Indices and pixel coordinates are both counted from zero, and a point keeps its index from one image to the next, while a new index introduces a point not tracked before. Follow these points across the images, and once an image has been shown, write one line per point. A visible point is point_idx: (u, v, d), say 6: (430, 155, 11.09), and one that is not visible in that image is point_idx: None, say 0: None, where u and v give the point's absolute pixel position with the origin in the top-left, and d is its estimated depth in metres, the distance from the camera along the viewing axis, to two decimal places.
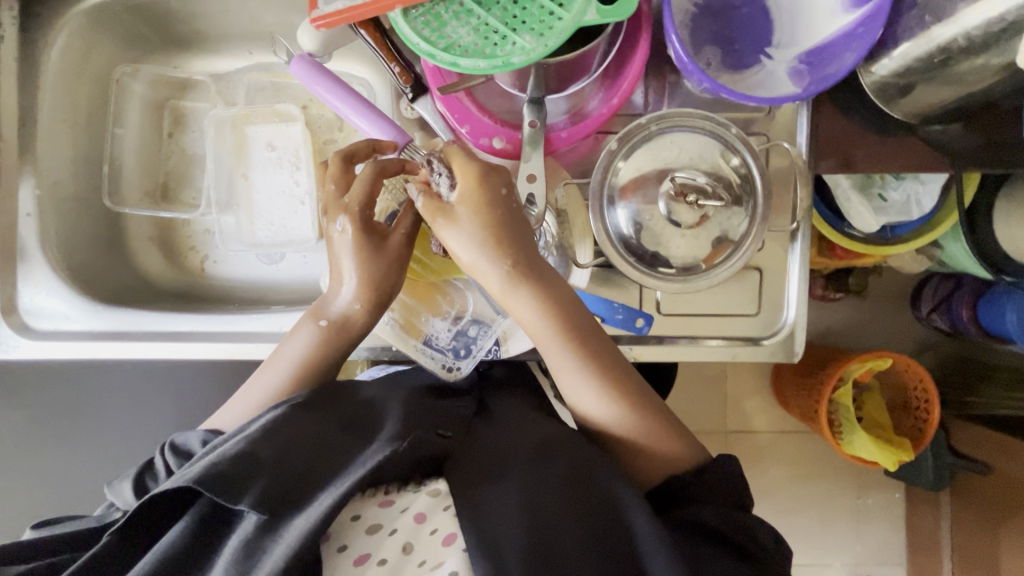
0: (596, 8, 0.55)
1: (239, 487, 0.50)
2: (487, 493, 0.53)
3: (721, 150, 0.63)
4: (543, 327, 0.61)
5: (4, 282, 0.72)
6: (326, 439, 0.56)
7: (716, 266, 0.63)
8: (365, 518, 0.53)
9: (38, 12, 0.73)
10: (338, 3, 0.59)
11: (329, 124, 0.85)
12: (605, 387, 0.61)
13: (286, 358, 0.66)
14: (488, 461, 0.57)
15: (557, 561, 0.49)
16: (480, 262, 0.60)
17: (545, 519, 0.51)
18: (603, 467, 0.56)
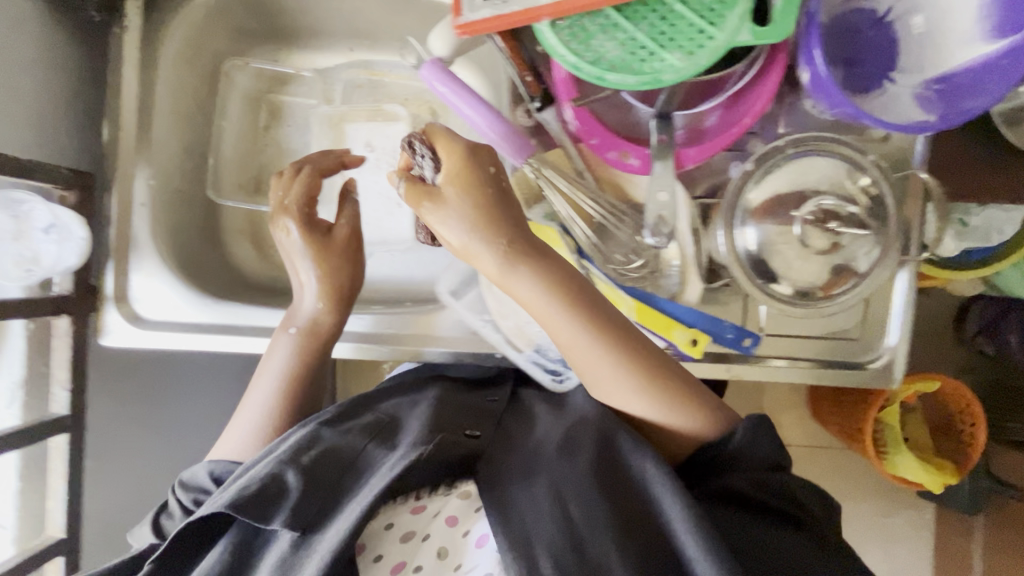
0: (751, 29, 0.55)
1: (272, 505, 0.53)
2: (512, 490, 0.53)
3: (850, 173, 0.62)
4: (545, 314, 0.59)
5: (116, 271, 0.72)
6: (349, 449, 0.59)
7: (833, 296, 0.63)
8: (398, 525, 0.56)
9: (162, 3, 0.73)
10: (483, 10, 0.58)
11: (424, 125, 0.85)
12: (626, 373, 0.59)
13: (272, 371, 0.71)
14: (512, 459, 0.57)
15: (589, 555, 0.49)
16: (475, 246, 0.58)
17: (574, 509, 0.52)
18: (626, 450, 0.56)
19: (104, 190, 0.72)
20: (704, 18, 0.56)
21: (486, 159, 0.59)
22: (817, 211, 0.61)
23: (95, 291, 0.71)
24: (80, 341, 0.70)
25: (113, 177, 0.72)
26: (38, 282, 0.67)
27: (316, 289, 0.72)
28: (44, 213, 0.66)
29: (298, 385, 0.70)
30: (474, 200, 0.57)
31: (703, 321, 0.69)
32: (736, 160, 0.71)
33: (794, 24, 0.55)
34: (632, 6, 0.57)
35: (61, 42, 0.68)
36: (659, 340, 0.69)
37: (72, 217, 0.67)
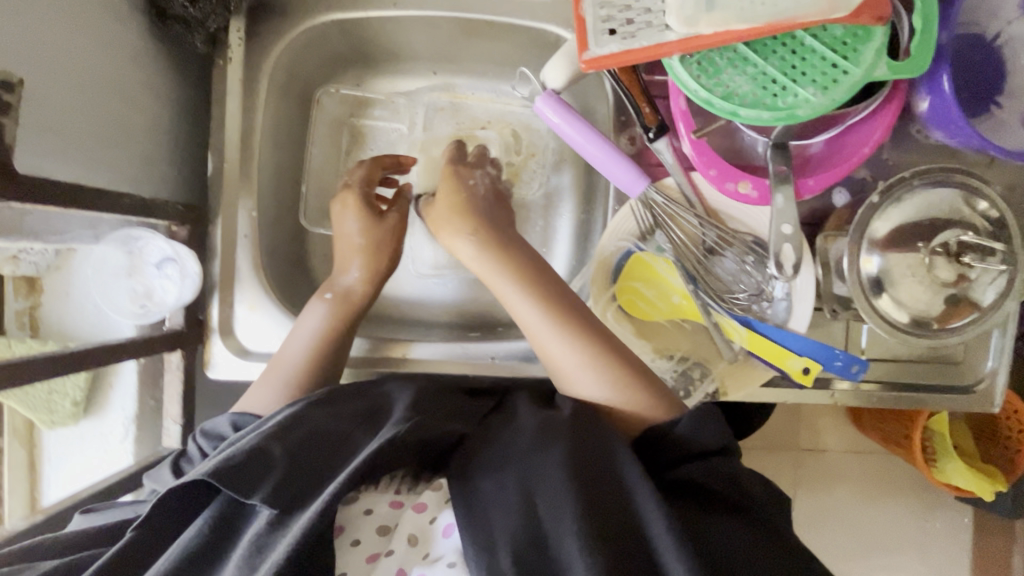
0: (888, 63, 0.55)
1: (255, 481, 0.52)
2: (483, 484, 0.54)
3: (966, 197, 0.62)
4: (517, 303, 0.66)
5: (222, 302, 0.72)
6: (337, 430, 0.58)
7: (950, 328, 0.62)
8: (377, 512, 0.57)
9: (262, 33, 0.72)
10: (610, 44, 0.58)
11: (507, 147, 0.84)
12: (591, 358, 0.63)
13: (301, 338, 0.70)
14: (489, 453, 0.56)
15: (557, 550, 0.48)
16: (457, 240, 0.71)
17: (546, 507, 0.50)
18: (610, 439, 0.55)
19: (209, 221, 0.72)
20: (837, 51, 0.56)
21: (479, 172, 0.76)
22: (949, 244, 0.61)
23: (202, 324, 0.71)
24: (190, 374, 0.69)
25: (217, 209, 0.72)
26: (155, 320, 0.66)
27: (360, 269, 0.74)
28: (159, 247, 0.65)
29: (325, 358, 0.69)
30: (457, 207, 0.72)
31: (814, 349, 0.68)
32: (839, 187, 0.71)
33: (931, 57, 0.55)
34: (762, 40, 0.57)
35: (167, 74, 0.69)
36: (770, 369, 0.68)
37: (185, 251, 0.66)
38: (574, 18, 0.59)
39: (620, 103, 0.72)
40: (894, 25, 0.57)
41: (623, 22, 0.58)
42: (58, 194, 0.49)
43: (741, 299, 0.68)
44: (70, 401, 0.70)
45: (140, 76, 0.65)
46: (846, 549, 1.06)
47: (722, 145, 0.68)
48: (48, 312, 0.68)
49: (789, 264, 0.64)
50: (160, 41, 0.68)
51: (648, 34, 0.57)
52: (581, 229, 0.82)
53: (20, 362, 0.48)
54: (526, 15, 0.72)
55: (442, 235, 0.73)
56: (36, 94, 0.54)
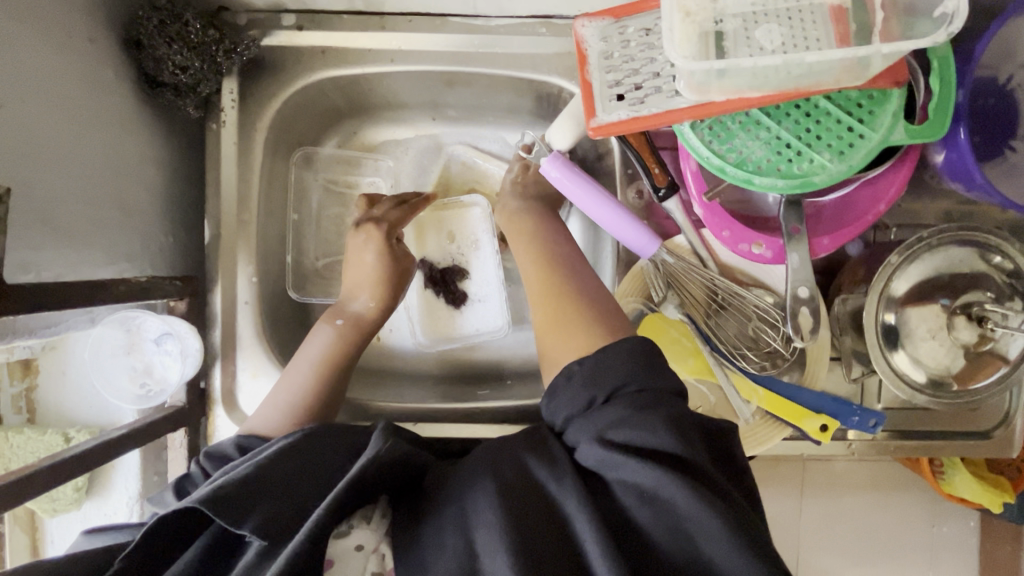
0: (906, 127, 0.53)
1: (244, 510, 0.47)
2: (428, 527, 0.48)
3: (983, 254, 0.61)
4: (550, 287, 0.63)
5: (224, 372, 0.70)
6: (326, 465, 0.53)
7: (974, 387, 0.61)
8: (368, 549, 0.50)
9: (255, 95, 0.70)
10: (618, 110, 0.56)
11: None
12: (563, 333, 0.58)
13: (306, 361, 0.68)
14: (456, 474, 0.51)
15: (485, 567, 0.42)
16: (523, 228, 0.70)
17: (480, 525, 0.44)
18: (533, 446, 0.50)
19: (208, 290, 0.70)
20: (853, 115, 0.54)
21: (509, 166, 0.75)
22: (971, 306, 0.61)
23: (204, 395, 0.69)
24: (194, 449, 0.68)
25: (217, 277, 0.70)
26: (158, 401, 0.65)
27: (370, 297, 0.72)
28: (156, 325, 0.64)
29: (327, 382, 0.67)
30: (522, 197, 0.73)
31: (830, 405, 0.66)
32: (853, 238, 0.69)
33: (950, 118, 0.53)
34: (775, 104, 0.56)
35: (161, 141, 0.67)
36: (787, 428, 0.67)
37: (185, 327, 0.65)
38: (579, 83, 0.58)
39: (626, 156, 0.70)
40: (909, 84, 0.56)
41: (631, 87, 0.56)
42: (54, 300, 0.47)
43: (755, 357, 0.67)
44: (71, 487, 0.68)
45: (133, 147, 0.63)
46: None
47: (733, 201, 0.66)
48: (44, 394, 0.66)
49: (806, 330, 0.62)
50: (152, 109, 0.65)
51: (657, 100, 0.55)
52: None
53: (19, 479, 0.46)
54: (529, 68, 0.70)
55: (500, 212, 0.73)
56: (27, 187, 0.52)
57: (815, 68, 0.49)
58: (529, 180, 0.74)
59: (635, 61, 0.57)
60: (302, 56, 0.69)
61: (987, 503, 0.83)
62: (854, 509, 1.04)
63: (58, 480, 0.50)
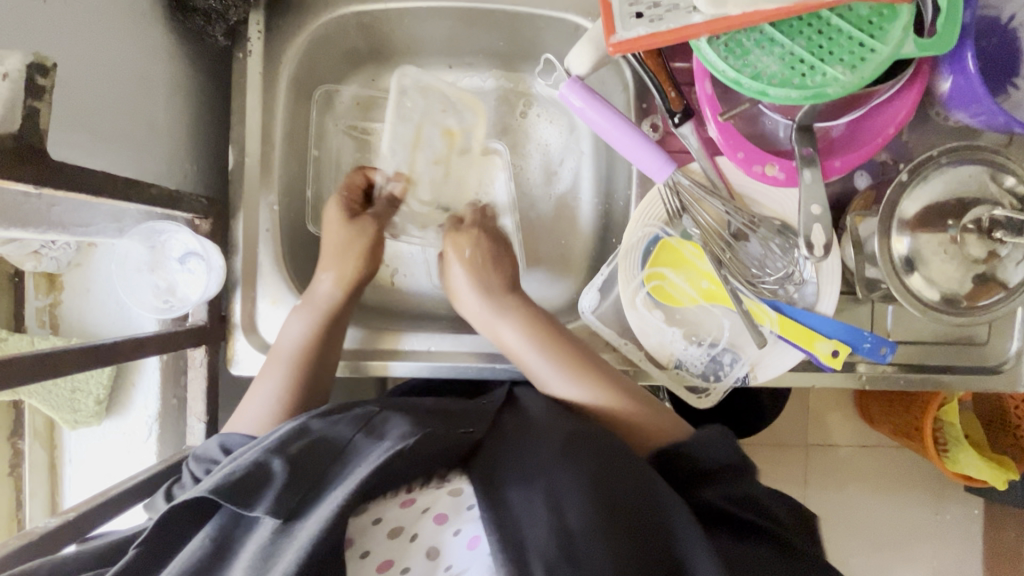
0: (915, 41, 0.55)
1: (258, 493, 0.49)
2: (512, 495, 0.50)
3: (992, 175, 0.62)
4: (530, 353, 0.67)
5: (243, 298, 0.70)
6: (340, 442, 0.55)
7: (980, 305, 0.63)
8: (388, 519, 0.52)
9: (281, 27, 0.71)
10: (637, 28, 0.59)
11: (525, 141, 0.84)
12: (571, 370, 0.66)
13: (287, 345, 0.67)
14: (512, 457, 0.55)
15: (586, 563, 0.46)
16: (468, 299, 0.72)
17: (579, 521, 0.48)
18: (609, 451, 0.55)
19: (230, 216, 0.70)
20: (863, 31, 0.56)
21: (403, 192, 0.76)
22: (981, 219, 0.61)
23: (225, 320, 0.69)
24: (213, 371, 0.68)
25: (239, 202, 0.71)
26: (180, 315, 0.65)
27: (337, 274, 0.71)
28: (183, 241, 0.65)
29: (308, 367, 0.67)
30: (467, 274, 0.73)
31: (844, 331, 0.67)
32: (861, 170, 0.71)
33: (958, 34, 0.55)
34: (789, 21, 0.57)
35: (188, 69, 0.69)
36: (800, 352, 0.68)
37: (210, 246, 0.65)
38: (600, 3, 0.60)
39: (641, 91, 0.72)
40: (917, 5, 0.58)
41: (650, 6, 0.58)
42: (88, 183, 0.48)
43: (770, 283, 0.68)
44: (93, 399, 0.67)
45: (162, 68, 0.65)
46: (869, 544, 1.05)
47: (745, 131, 0.68)
48: (68, 310, 0.67)
49: (818, 247, 0.64)
50: (181, 35, 0.67)
51: (675, 16, 0.57)
52: (601, 220, 0.81)
53: (56, 353, 0.47)
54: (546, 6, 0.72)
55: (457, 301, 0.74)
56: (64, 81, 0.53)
57: None
58: None
59: None
60: None
61: (992, 481, 0.84)
62: (857, 467, 1.05)
63: (85, 366, 0.50)
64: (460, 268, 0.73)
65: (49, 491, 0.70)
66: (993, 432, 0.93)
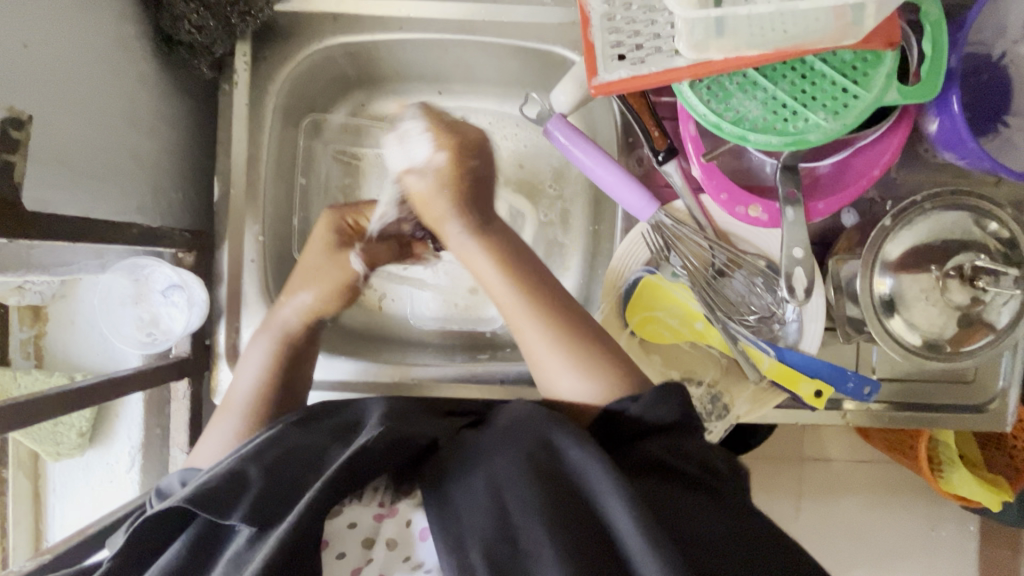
0: (899, 88, 0.55)
1: (230, 502, 0.49)
2: (454, 489, 0.50)
3: (976, 220, 0.62)
4: (520, 315, 0.64)
5: (227, 329, 0.70)
6: (314, 447, 0.56)
7: (964, 351, 0.62)
8: (363, 525, 0.52)
9: (268, 57, 0.71)
10: (619, 70, 0.58)
11: (511, 166, 0.83)
12: (568, 352, 0.61)
13: (246, 375, 0.66)
14: (479, 450, 0.53)
15: (524, 540, 0.45)
16: (521, 312, 0.64)
17: (513, 500, 0.47)
18: (540, 430, 0.53)
19: (215, 247, 0.70)
20: (847, 76, 0.56)
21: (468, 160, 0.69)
22: (963, 266, 0.61)
23: (209, 350, 0.70)
24: (197, 401, 0.69)
25: (224, 233, 0.71)
26: (163, 348, 0.66)
27: (310, 298, 0.69)
28: (165, 275, 0.66)
29: (269, 394, 0.66)
30: (517, 279, 0.65)
31: (827, 371, 0.67)
32: (848, 208, 0.70)
33: (942, 81, 0.55)
34: (772, 65, 0.57)
35: (173, 100, 0.68)
36: (783, 391, 0.68)
37: (191, 279, 0.66)
38: (582, 44, 0.59)
39: (626, 125, 0.71)
40: (902, 48, 0.57)
41: (632, 47, 0.58)
42: (65, 231, 0.48)
43: (751, 320, 0.68)
44: (75, 432, 0.69)
45: (145, 100, 0.65)
46: (860, 561, 1.04)
47: (730, 166, 0.67)
48: (52, 341, 0.69)
49: (800, 289, 0.64)
50: (166, 66, 0.67)
51: (657, 60, 0.57)
52: (589, 248, 0.81)
53: (30, 400, 0.47)
54: (534, 38, 0.72)
55: (447, 239, 0.68)
56: (47, 125, 0.54)
57: (812, 27, 0.52)
58: (592, 117, 0.76)
59: (637, 22, 0.58)
60: (313, 21, 0.71)
61: (986, 503, 0.82)
62: (852, 484, 1.04)
63: (63, 408, 0.50)
64: (463, 231, 0.67)
65: (33, 520, 0.72)
66: (989, 451, 0.90)
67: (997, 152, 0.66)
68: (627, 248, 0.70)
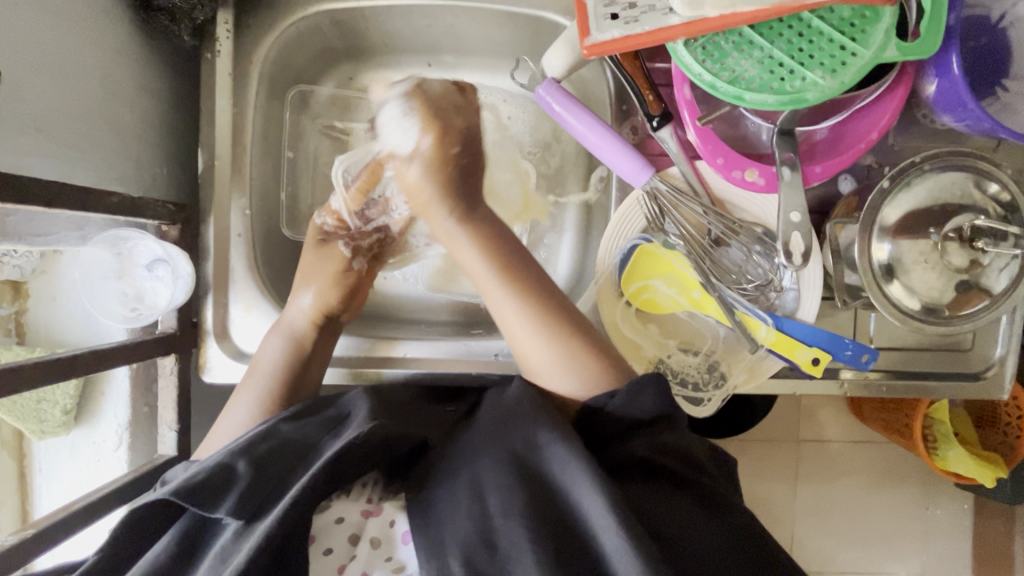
0: (897, 44, 0.53)
1: (215, 499, 0.48)
2: (437, 492, 0.49)
3: (976, 183, 0.61)
4: (486, 277, 0.61)
5: (214, 305, 0.68)
6: (303, 440, 0.53)
7: (963, 315, 0.61)
8: (349, 520, 0.51)
9: (251, 25, 0.69)
10: (612, 30, 0.57)
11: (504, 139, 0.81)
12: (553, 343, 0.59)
13: (265, 367, 0.65)
14: (464, 448, 0.53)
15: (503, 542, 0.44)
16: (490, 280, 0.61)
17: (496, 502, 0.46)
18: (529, 425, 0.52)
19: (200, 221, 0.68)
20: (845, 33, 0.54)
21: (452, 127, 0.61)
22: (962, 228, 0.60)
23: (196, 327, 0.68)
24: (185, 378, 0.68)
25: (209, 207, 0.68)
26: (148, 323, 0.65)
27: (316, 296, 0.67)
28: (149, 248, 0.65)
29: (286, 389, 0.65)
30: (483, 246, 0.61)
31: (825, 339, 0.66)
32: (846, 174, 0.69)
33: (939, 41, 0.54)
34: (768, 23, 0.56)
35: (154, 70, 0.67)
36: (780, 360, 0.67)
37: (177, 253, 0.65)
38: (575, 4, 0.58)
39: (620, 92, 0.70)
40: (901, 5, 0.56)
41: (625, 7, 0.57)
42: (39, 194, 0.47)
43: (748, 289, 0.67)
44: (61, 409, 0.68)
45: (123, 68, 0.63)
46: (855, 539, 1.04)
47: (726, 133, 0.66)
48: (36, 316, 0.68)
49: (797, 254, 0.63)
50: (147, 34, 0.65)
51: (652, 18, 0.56)
52: (584, 222, 0.80)
53: (9, 369, 0.46)
54: (525, 4, 0.70)
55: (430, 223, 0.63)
56: (17, 89, 0.52)
57: None
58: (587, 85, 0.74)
59: None
60: None
61: (981, 479, 0.81)
62: (847, 462, 1.04)
63: (39, 378, 0.48)
64: (449, 218, 0.61)
65: (19, 500, 0.72)
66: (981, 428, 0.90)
67: (999, 114, 0.64)
68: (620, 220, 0.68)
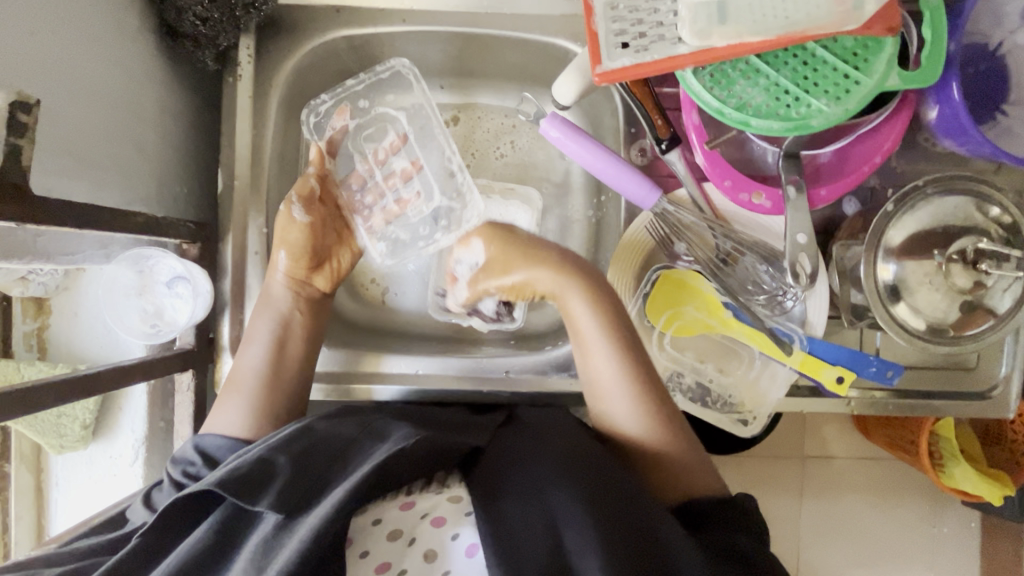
0: (900, 73, 0.55)
1: (258, 490, 0.48)
2: (502, 504, 0.50)
3: (977, 205, 0.62)
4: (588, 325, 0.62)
5: (230, 322, 0.70)
6: (343, 441, 0.54)
7: (968, 334, 0.62)
8: (385, 521, 0.53)
9: (271, 51, 0.71)
10: (623, 58, 0.59)
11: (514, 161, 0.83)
12: (639, 400, 0.60)
13: (253, 352, 0.66)
14: (516, 470, 0.54)
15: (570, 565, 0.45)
16: (586, 323, 0.62)
17: (560, 521, 0.47)
18: (596, 459, 0.54)
19: (218, 240, 0.70)
20: (849, 62, 0.56)
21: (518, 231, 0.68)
22: (966, 250, 0.61)
23: (213, 343, 0.69)
24: (201, 394, 0.69)
25: (227, 226, 0.70)
26: (167, 339, 0.67)
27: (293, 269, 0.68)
28: (169, 266, 0.66)
29: (277, 371, 0.66)
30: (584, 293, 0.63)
31: (847, 357, 0.67)
32: (850, 196, 0.71)
33: (940, 67, 0.56)
34: (774, 52, 0.58)
35: (177, 93, 0.69)
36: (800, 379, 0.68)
37: (196, 270, 0.66)
38: (586, 33, 0.60)
39: (629, 116, 0.72)
40: (902, 36, 0.58)
41: (636, 36, 0.59)
42: (71, 216, 0.48)
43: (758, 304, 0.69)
44: (79, 424, 0.70)
45: (148, 92, 0.65)
46: (863, 558, 1.04)
47: (733, 156, 0.68)
48: (56, 333, 0.70)
49: (804, 275, 0.64)
50: (172, 59, 0.67)
51: (661, 47, 0.57)
52: (592, 242, 0.81)
53: (39, 385, 0.47)
54: (537, 31, 0.72)
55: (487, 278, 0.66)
56: (51, 114, 0.54)
57: (812, 12, 0.54)
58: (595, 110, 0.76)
59: (640, 11, 0.59)
60: (316, 16, 0.71)
61: (989, 498, 0.81)
62: (855, 480, 1.04)
63: (64, 396, 0.49)
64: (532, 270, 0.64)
65: (35, 513, 0.74)
66: (988, 447, 0.90)
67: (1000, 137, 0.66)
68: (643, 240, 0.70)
